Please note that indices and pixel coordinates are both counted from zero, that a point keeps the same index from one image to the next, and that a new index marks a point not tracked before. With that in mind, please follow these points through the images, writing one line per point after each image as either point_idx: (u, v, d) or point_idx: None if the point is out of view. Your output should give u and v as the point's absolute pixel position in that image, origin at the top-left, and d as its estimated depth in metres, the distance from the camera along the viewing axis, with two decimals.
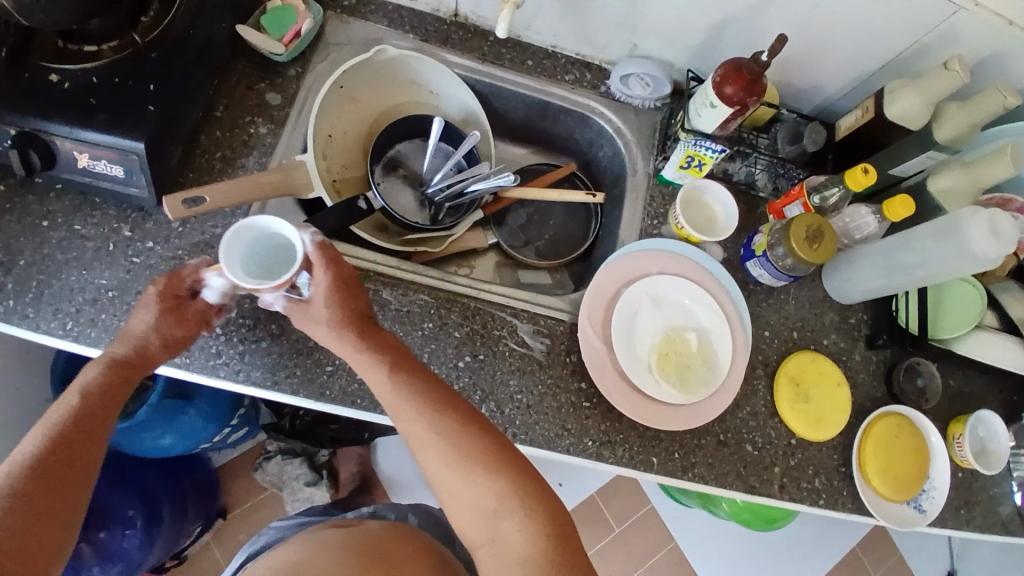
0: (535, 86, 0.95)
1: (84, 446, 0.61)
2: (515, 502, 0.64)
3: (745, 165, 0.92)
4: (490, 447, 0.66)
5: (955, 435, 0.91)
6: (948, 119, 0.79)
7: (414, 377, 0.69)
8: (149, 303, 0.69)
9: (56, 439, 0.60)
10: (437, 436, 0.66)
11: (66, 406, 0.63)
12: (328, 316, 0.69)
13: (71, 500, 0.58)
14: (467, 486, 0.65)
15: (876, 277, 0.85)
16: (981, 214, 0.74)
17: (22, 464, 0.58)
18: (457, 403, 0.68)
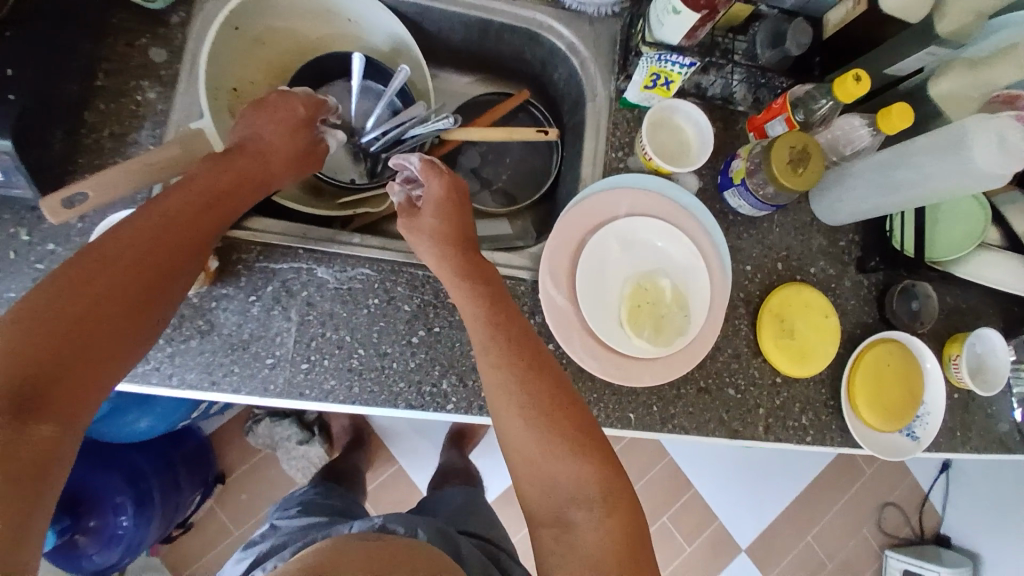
0: (467, 1, 0.79)
1: (156, 286, 0.55)
2: (598, 492, 0.61)
3: (720, 77, 0.80)
4: (577, 425, 0.64)
5: (952, 354, 0.87)
6: (953, 8, 0.66)
7: (518, 336, 0.66)
8: (291, 120, 0.70)
9: (130, 265, 0.53)
10: (537, 403, 0.64)
11: (181, 199, 0.59)
12: (433, 228, 0.70)
13: (125, 352, 0.53)
14: (548, 459, 0.62)
15: (867, 196, 0.76)
16: (987, 125, 0.64)
17: (118, 251, 0.53)
18: (556, 377, 0.66)
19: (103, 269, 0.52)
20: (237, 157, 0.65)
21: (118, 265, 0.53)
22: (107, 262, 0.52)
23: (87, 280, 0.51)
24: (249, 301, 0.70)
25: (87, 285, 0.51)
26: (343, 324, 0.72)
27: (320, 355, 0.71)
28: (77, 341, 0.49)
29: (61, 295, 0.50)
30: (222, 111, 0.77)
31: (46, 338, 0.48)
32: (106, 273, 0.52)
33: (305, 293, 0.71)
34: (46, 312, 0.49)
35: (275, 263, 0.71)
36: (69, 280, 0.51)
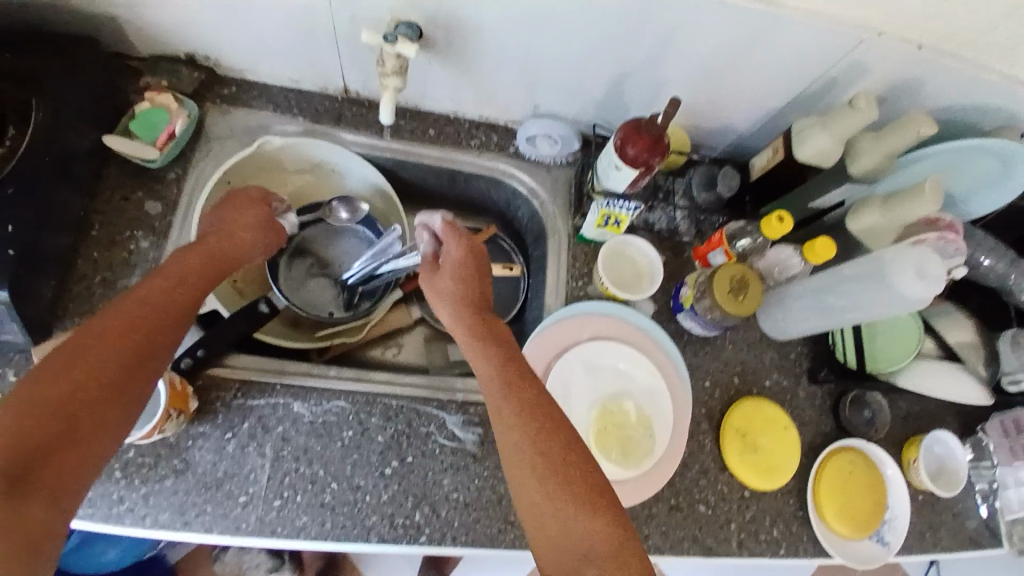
0: (439, 154, 0.91)
1: (144, 353, 0.57)
2: (604, 556, 0.54)
3: (665, 212, 0.91)
4: (586, 477, 0.59)
5: (911, 459, 0.89)
6: (867, 151, 0.79)
7: (527, 386, 0.64)
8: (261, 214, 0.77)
9: (118, 344, 0.56)
10: (546, 457, 0.59)
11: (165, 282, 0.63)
12: (452, 291, 0.72)
13: (109, 425, 0.54)
14: (563, 523, 0.56)
15: (809, 314, 0.84)
16: (902, 255, 0.73)
17: (102, 335, 0.56)
18: (562, 429, 0.62)
19: (79, 365, 0.54)
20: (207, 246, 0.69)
21: (93, 354, 0.55)
22: (88, 356, 0.54)
23: (63, 376, 0.53)
24: (225, 438, 0.72)
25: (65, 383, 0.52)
26: (316, 458, 0.73)
27: (293, 491, 0.72)
28: (71, 417, 0.52)
29: (40, 389, 0.52)
30: None
31: (39, 416, 0.50)
32: (82, 367, 0.54)
33: (280, 428, 0.74)
34: (24, 407, 0.50)
35: (252, 400, 0.74)
36: (49, 375, 0.52)
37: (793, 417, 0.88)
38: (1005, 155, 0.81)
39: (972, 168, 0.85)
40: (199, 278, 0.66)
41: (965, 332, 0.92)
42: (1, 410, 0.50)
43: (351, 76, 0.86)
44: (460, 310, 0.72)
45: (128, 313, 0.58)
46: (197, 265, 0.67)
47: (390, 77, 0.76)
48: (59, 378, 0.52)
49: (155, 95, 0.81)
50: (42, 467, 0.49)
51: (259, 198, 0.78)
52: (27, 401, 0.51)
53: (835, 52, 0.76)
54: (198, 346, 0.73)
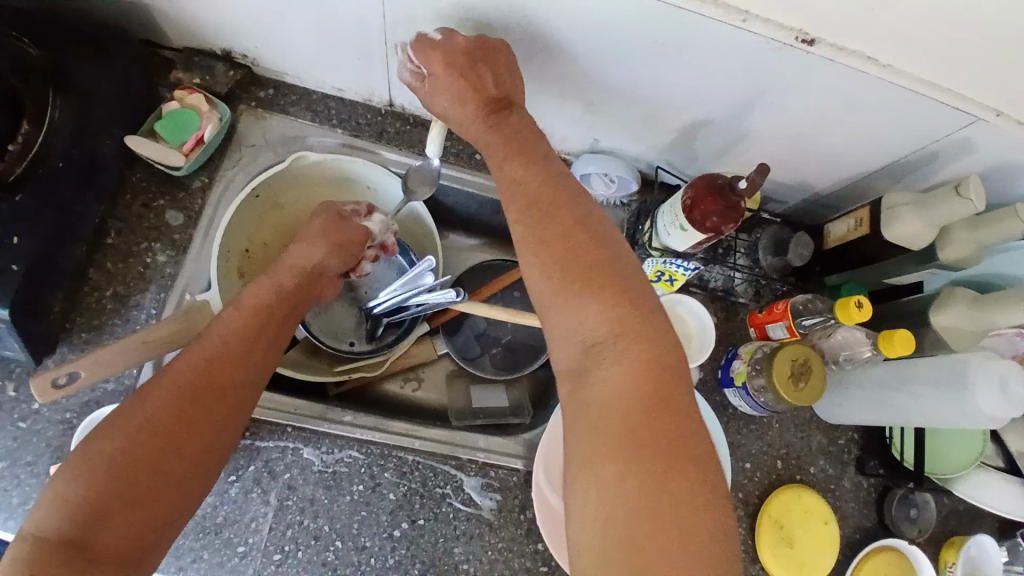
0: (484, 183, 0.83)
1: (216, 405, 0.54)
2: (612, 339, 0.54)
3: (724, 271, 0.82)
4: (595, 262, 0.57)
5: (948, 562, 0.83)
6: (954, 241, 0.70)
7: (535, 186, 0.61)
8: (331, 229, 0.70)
9: (188, 392, 0.53)
10: (551, 259, 0.57)
11: (238, 318, 0.60)
12: (450, 86, 0.63)
13: (180, 477, 0.52)
14: (569, 317, 0.55)
15: (868, 409, 0.76)
16: (988, 366, 0.66)
17: (175, 382, 0.54)
18: (571, 206, 0.59)
19: (142, 422, 0.51)
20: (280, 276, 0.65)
21: (165, 404, 0.52)
22: (149, 415, 0.52)
23: (126, 437, 0.50)
24: (228, 481, 0.67)
25: (128, 447, 0.50)
26: (322, 511, 0.69)
27: (295, 546, 0.67)
28: (140, 472, 0.50)
29: (102, 452, 0.50)
30: (228, 274, 0.77)
31: (107, 470, 0.49)
32: (145, 428, 0.51)
33: (287, 475, 0.69)
34: (86, 470, 0.49)
35: (260, 441, 0.69)
36: (113, 436, 0.50)
37: (834, 510, 0.81)
38: None
39: None
40: (265, 324, 0.61)
41: None
42: (75, 465, 0.49)
43: (396, 91, 0.79)
44: (472, 118, 0.64)
45: (192, 369, 0.55)
46: (264, 312, 0.61)
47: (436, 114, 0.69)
48: (122, 439, 0.50)
49: (185, 95, 0.74)
50: (105, 531, 0.48)
51: (325, 222, 0.70)
52: (91, 461, 0.49)
53: (948, 128, 0.66)
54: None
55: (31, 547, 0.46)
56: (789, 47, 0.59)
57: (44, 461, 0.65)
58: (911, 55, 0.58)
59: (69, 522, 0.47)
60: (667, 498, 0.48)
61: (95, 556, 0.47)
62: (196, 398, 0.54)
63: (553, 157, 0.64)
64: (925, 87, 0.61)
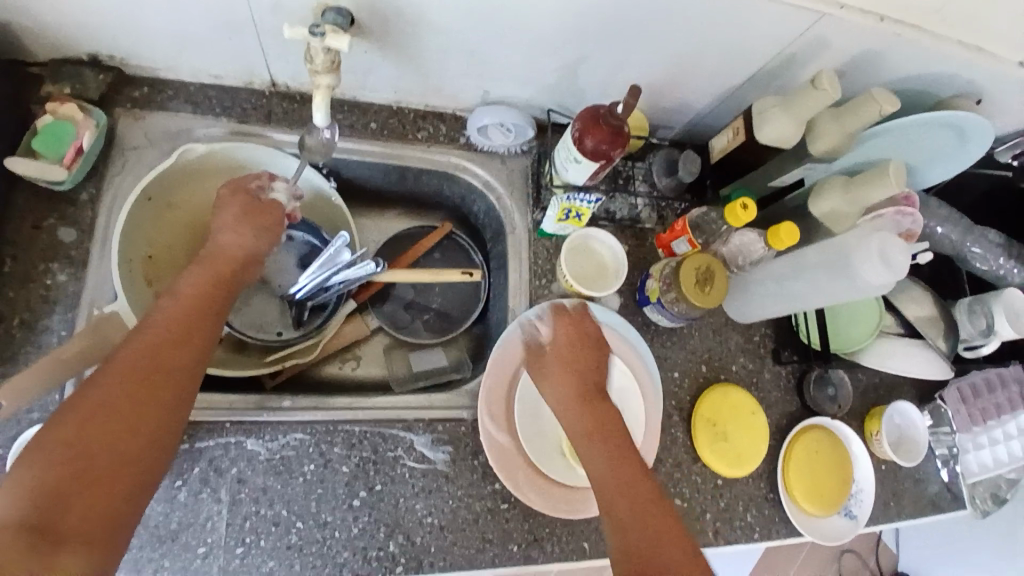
0: (385, 151, 0.83)
1: (164, 381, 0.54)
2: (610, 447, 0.62)
3: (626, 200, 0.87)
4: (592, 375, 0.67)
5: (874, 431, 0.91)
6: (823, 131, 0.76)
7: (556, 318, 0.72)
8: (240, 204, 0.69)
9: (131, 376, 0.53)
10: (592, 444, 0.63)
11: (178, 302, 0.59)
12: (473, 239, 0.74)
13: (141, 455, 0.51)
14: (571, 416, 0.65)
15: (774, 300, 0.82)
16: (868, 241, 0.71)
17: (117, 369, 0.53)
18: (580, 327, 0.71)
19: (93, 408, 0.50)
20: (211, 262, 0.65)
21: (114, 388, 0.52)
22: (99, 400, 0.51)
23: (78, 421, 0.50)
24: (175, 486, 0.67)
25: (79, 430, 0.49)
26: (278, 497, 0.69)
27: (256, 535, 0.67)
28: (97, 455, 0.49)
29: (54, 438, 0.49)
30: (134, 283, 0.75)
31: (62, 460, 0.48)
32: (95, 412, 0.50)
33: (234, 470, 0.69)
34: (43, 457, 0.48)
35: (200, 442, 0.68)
36: (64, 423, 0.50)
37: (761, 401, 0.88)
38: (960, 129, 0.79)
39: (928, 141, 0.82)
40: (207, 305, 0.61)
41: (922, 307, 0.91)
42: (26, 460, 0.48)
43: (276, 70, 0.77)
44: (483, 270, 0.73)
45: (138, 352, 0.54)
46: (205, 293, 0.62)
47: (321, 75, 0.66)
48: (75, 424, 0.50)
49: (57, 106, 0.70)
50: (67, 513, 0.47)
51: (238, 203, 0.69)
52: (45, 451, 0.48)
53: (797, 27, 0.71)
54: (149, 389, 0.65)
55: None
56: None
57: None
58: None
59: (25, 508, 0.46)
60: (641, 538, 0.56)
61: (59, 539, 0.46)
62: (142, 381, 0.53)
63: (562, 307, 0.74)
64: None
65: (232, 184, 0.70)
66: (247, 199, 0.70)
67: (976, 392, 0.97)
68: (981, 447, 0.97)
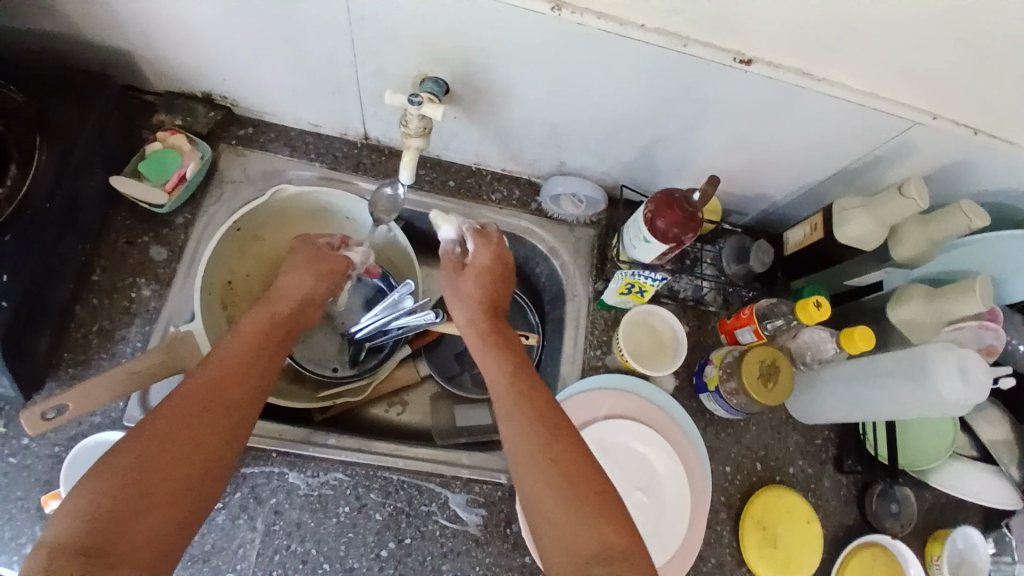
0: (458, 208, 0.87)
1: (222, 413, 0.56)
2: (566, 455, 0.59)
3: (692, 280, 0.86)
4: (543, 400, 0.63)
5: (935, 557, 0.84)
6: (908, 237, 0.73)
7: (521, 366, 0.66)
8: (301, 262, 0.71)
9: (193, 406, 0.55)
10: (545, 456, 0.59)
11: (240, 338, 0.62)
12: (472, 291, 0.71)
13: (196, 485, 0.53)
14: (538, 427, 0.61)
15: (840, 405, 0.78)
16: (949, 354, 0.67)
17: (181, 400, 0.56)
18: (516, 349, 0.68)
19: (154, 436, 0.53)
20: (268, 299, 0.68)
21: (175, 418, 0.54)
22: (163, 426, 0.54)
23: (141, 446, 0.52)
24: (215, 508, 0.68)
25: (145, 453, 0.52)
26: (309, 534, 0.69)
27: (283, 570, 0.68)
28: (156, 482, 0.51)
29: (115, 462, 0.52)
30: (210, 305, 0.79)
31: (122, 484, 0.50)
32: (158, 438, 0.53)
33: (273, 500, 0.69)
34: (105, 479, 0.50)
35: (246, 467, 0.70)
36: (130, 446, 0.52)
37: (817, 510, 0.82)
38: None
39: None
40: (265, 341, 0.63)
41: (1001, 432, 0.84)
42: (91, 479, 0.51)
43: (368, 123, 0.83)
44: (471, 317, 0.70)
45: (201, 385, 0.57)
46: (263, 331, 0.64)
47: (412, 138, 0.70)
48: (137, 451, 0.52)
49: (168, 136, 0.77)
50: (122, 533, 0.49)
51: (308, 254, 0.72)
52: (107, 474, 0.51)
53: (887, 133, 0.70)
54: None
55: (47, 556, 0.47)
56: (728, 67, 0.64)
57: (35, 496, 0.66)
58: (842, 67, 0.63)
59: (85, 530, 0.48)
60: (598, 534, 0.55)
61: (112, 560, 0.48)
62: (202, 411, 0.55)
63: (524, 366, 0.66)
64: (862, 97, 0.65)
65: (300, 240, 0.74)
66: (317, 252, 0.73)
67: None
68: None
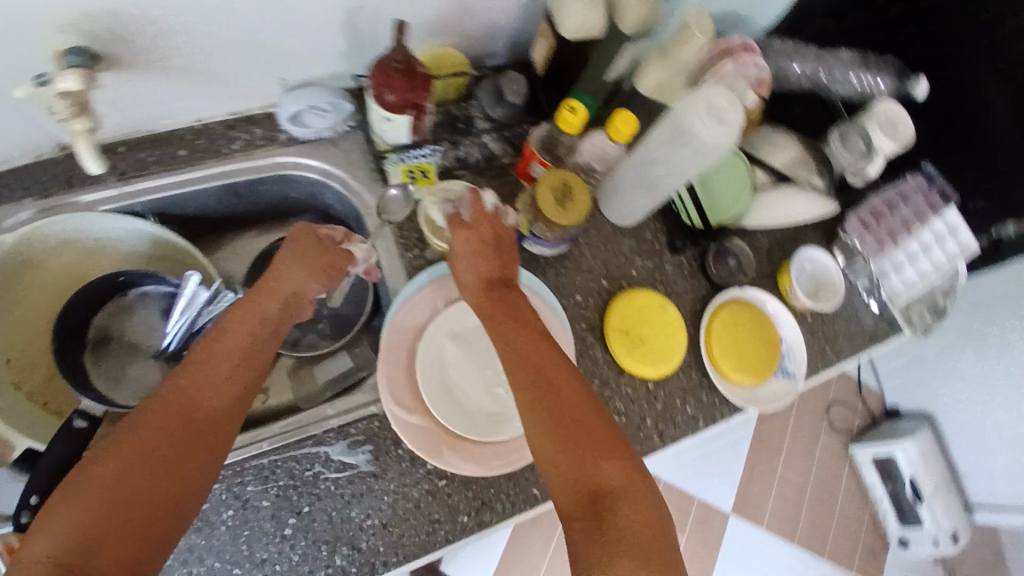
0: (205, 175, 0.79)
1: (208, 432, 0.56)
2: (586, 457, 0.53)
3: (472, 142, 0.84)
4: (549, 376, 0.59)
5: (788, 287, 0.91)
6: (628, 6, 0.72)
7: (511, 315, 0.65)
8: (298, 250, 0.70)
9: (171, 421, 0.54)
10: (539, 413, 0.56)
11: (230, 341, 0.61)
12: (474, 268, 0.69)
13: (178, 505, 0.52)
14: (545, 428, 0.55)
15: (640, 194, 0.80)
16: (695, 101, 0.68)
17: (158, 414, 0.54)
18: (510, 308, 0.66)
19: (136, 449, 0.52)
20: (263, 294, 0.67)
21: (154, 433, 0.53)
22: (140, 439, 0.52)
23: (119, 461, 0.51)
24: None
25: (126, 467, 0.51)
26: (206, 553, 0.67)
27: None
28: (139, 499, 0.50)
29: (95, 475, 0.50)
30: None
31: (104, 500, 0.49)
32: (137, 453, 0.52)
33: None
34: (88, 493, 0.49)
35: None
36: (113, 457, 0.51)
37: (670, 295, 0.87)
38: None
39: None
40: (256, 348, 0.63)
41: (789, 151, 0.85)
42: (68, 495, 0.49)
43: (54, 129, 0.72)
44: (473, 289, 0.68)
45: (179, 398, 0.56)
46: (254, 336, 0.63)
47: (72, 121, 0.61)
48: (116, 464, 0.51)
49: None
50: (103, 554, 0.47)
51: (308, 245, 0.71)
52: (88, 491, 0.49)
53: None
54: (31, 493, 0.63)
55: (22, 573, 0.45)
56: None
57: None
58: None
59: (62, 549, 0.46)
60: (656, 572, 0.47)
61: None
62: (182, 426, 0.55)
63: (539, 324, 0.64)
64: None
65: (304, 232, 0.71)
66: (321, 245, 0.72)
67: (876, 216, 0.97)
68: (898, 266, 0.96)
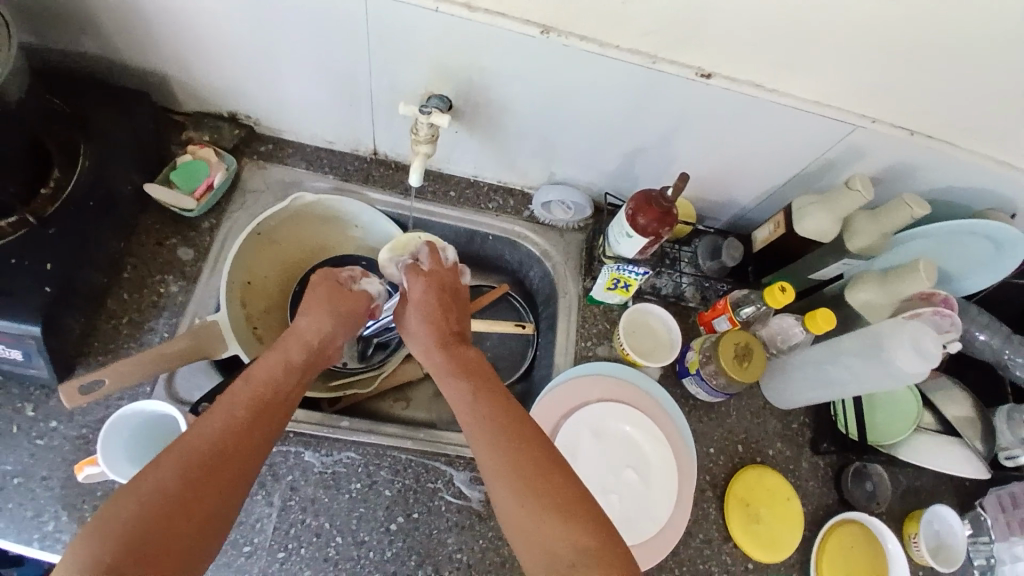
0: (460, 216, 0.96)
1: (242, 463, 0.57)
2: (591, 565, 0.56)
3: (672, 278, 0.93)
4: (557, 485, 0.60)
5: (912, 534, 0.89)
6: (860, 230, 0.82)
7: (491, 387, 0.69)
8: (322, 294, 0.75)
9: (205, 452, 0.55)
10: (540, 517, 0.58)
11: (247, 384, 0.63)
12: (427, 326, 0.76)
13: (201, 536, 0.53)
14: (551, 532, 0.58)
15: (810, 386, 0.86)
16: (902, 330, 0.75)
17: (189, 446, 0.55)
18: (494, 388, 0.68)
19: (160, 490, 0.52)
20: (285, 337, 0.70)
21: (187, 471, 0.54)
22: (169, 479, 0.53)
23: (140, 503, 0.51)
24: None
25: (150, 506, 0.51)
26: (323, 509, 0.73)
27: (298, 543, 0.72)
28: (163, 537, 0.50)
29: (120, 515, 0.50)
30: (233, 303, 0.86)
31: (124, 536, 0.49)
32: (159, 499, 0.51)
33: (290, 477, 0.74)
34: (112, 535, 0.49)
35: None
36: (134, 499, 0.51)
37: (796, 489, 0.88)
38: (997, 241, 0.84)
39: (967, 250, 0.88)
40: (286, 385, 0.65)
41: (961, 407, 0.91)
42: (93, 530, 0.49)
43: (380, 140, 0.92)
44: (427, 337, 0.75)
45: (212, 433, 0.57)
46: (276, 377, 0.65)
47: (422, 144, 0.79)
48: (136, 505, 0.51)
49: (197, 149, 0.86)
50: None
51: (329, 290, 0.76)
52: (109, 530, 0.49)
53: (834, 138, 0.80)
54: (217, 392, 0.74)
55: None
56: (694, 81, 0.74)
57: (57, 476, 0.70)
58: (790, 79, 0.73)
59: None
60: None
61: None
62: (210, 463, 0.55)
63: (502, 397, 0.67)
64: (810, 106, 0.76)
65: (322, 277, 0.77)
66: (336, 290, 0.76)
67: (1017, 502, 0.89)
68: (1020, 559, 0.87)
